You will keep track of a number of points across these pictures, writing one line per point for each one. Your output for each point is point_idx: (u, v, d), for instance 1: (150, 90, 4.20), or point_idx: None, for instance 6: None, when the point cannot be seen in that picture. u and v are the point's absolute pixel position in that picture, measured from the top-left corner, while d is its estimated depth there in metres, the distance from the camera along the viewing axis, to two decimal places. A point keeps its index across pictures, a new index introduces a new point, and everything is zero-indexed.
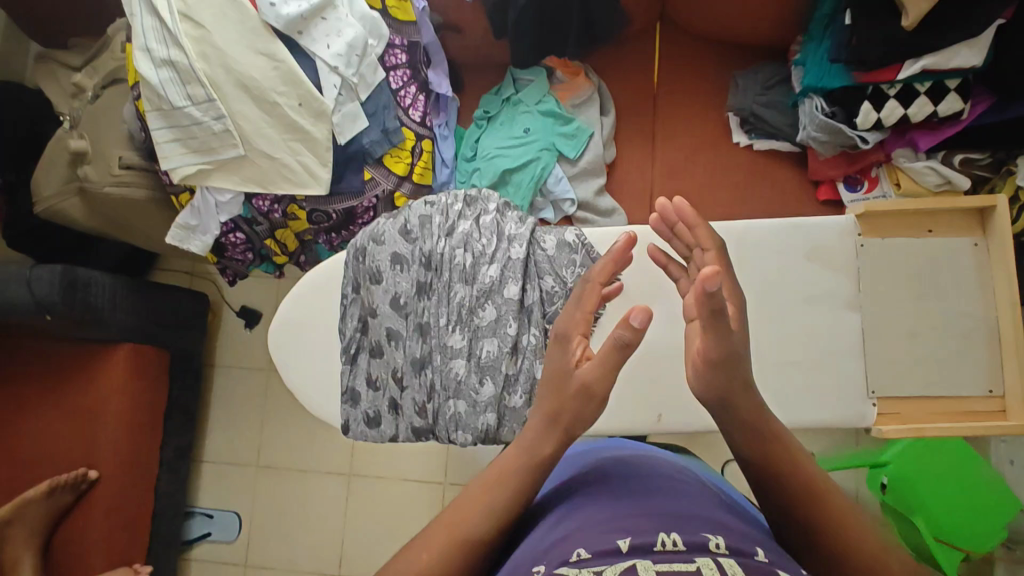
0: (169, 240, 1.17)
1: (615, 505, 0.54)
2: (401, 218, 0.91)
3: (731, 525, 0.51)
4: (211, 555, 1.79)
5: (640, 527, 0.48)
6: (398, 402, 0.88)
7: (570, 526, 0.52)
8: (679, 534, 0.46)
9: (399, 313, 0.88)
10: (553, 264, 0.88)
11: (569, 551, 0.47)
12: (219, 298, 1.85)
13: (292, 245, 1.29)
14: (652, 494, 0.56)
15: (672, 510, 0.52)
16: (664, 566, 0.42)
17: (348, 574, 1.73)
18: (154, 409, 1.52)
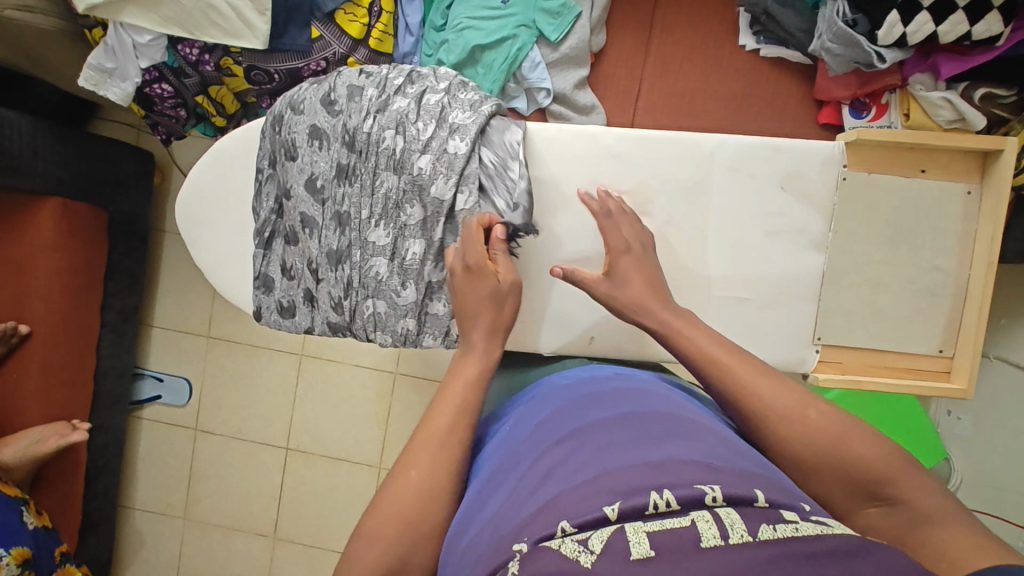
0: (82, 82, 1.03)
1: (591, 458, 0.52)
2: (326, 86, 0.82)
3: (725, 465, 0.49)
4: (162, 416, 1.82)
5: (625, 486, 0.46)
6: (314, 294, 0.83)
7: (548, 490, 0.50)
8: (671, 490, 0.45)
9: (317, 196, 0.81)
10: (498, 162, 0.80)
11: (550, 521, 0.45)
12: (167, 159, 1.71)
13: (231, 107, 1.16)
14: (625, 443, 0.53)
15: (661, 457, 0.50)
16: (656, 524, 0.42)
17: (296, 447, 1.78)
18: (93, 269, 1.46)
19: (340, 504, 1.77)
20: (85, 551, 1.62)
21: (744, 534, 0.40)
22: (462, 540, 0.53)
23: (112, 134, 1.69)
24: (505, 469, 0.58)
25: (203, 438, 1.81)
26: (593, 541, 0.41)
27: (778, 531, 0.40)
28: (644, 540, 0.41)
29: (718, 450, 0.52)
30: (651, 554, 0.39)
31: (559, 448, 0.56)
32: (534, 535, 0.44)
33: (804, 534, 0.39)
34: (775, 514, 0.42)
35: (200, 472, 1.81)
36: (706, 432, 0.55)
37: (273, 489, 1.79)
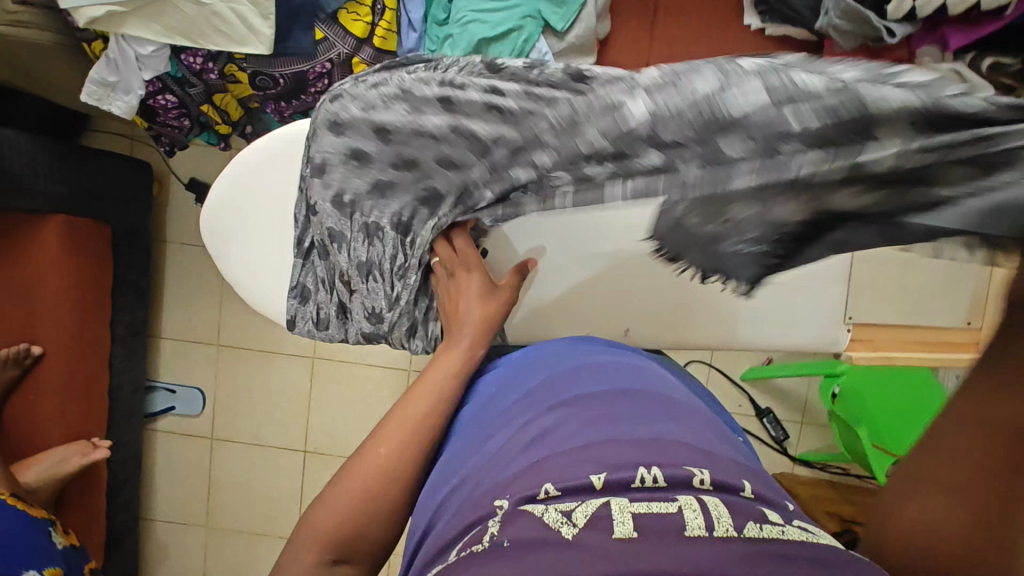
0: (84, 98, 1.01)
1: (586, 430, 0.53)
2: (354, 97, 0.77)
3: (718, 454, 0.51)
4: (178, 427, 1.81)
5: (615, 458, 0.48)
6: (349, 306, 0.85)
7: (537, 452, 0.52)
8: (660, 469, 0.47)
9: (343, 211, 0.80)
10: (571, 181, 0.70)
11: (535, 484, 0.47)
12: (164, 168, 1.69)
13: (235, 113, 1.14)
14: (617, 417, 0.55)
15: (653, 436, 0.52)
16: (641, 506, 0.43)
17: (315, 450, 1.79)
18: (100, 284, 1.44)
19: None
20: (111, 567, 1.62)
21: (729, 529, 0.40)
22: (444, 491, 0.58)
23: (106, 146, 1.65)
24: (493, 435, 0.61)
25: (220, 446, 1.81)
26: (576, 513, 0.42)
27: (763, 531, 0.40)
28: (629, 520, 0.41)
29: (710, 441, 0.54)
30: (634, 534, 0.40)
31: (549, 414, 0.58)
32: (518, 496, 0.46)
33: (792, 538, 0.40)
34: (760, 512, 0.43)
35: (220, 480, 1.81)
36: (694, 417, 0.58)
37: (295, 492, 1.79)
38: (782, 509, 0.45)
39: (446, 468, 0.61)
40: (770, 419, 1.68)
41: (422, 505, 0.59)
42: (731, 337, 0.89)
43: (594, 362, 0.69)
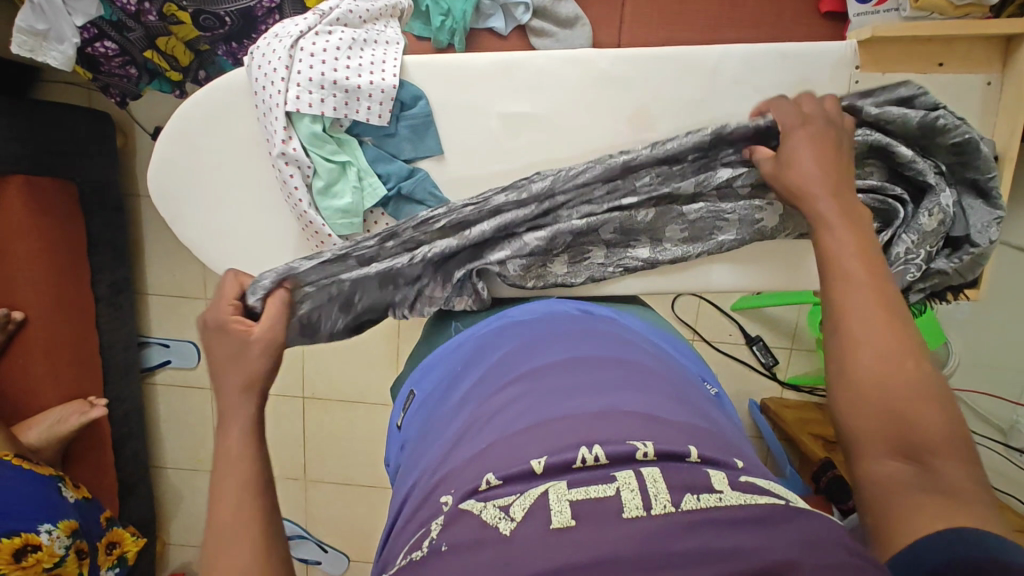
0: (15, 50, 0.94)
1: (530, 409, 0.57)
2: None
3: (666, 419, 0.56)
4: (175, 379, 1.84)
5: (558, 440, 0.52)
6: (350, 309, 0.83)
7: (486, 436, 0.56)
8: (601, 447, 0.50)
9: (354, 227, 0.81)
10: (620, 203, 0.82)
11: (478, 474, 0.52)
12: (126, 117, 1.61)
13: (184, 59, 1.06)
14: (567, 388, 0.59)
15: (601, 407, 0.56)
16: (580, 492, 0.47)
17: (312, 395, 1.82)
18: (74, 245, 1.41)
19: (364, 441, 1.85)
20: (127, 513, 1.70)
21: (666, 505, 0.45)
22: (412, 478, 0.63)
23: (61, 97, 1.57)
24: (453, 412, 0.66)
25: (220, 395, 1.84)
26: (514, 507, 0.47)
27: (701, 502, 0.45)
28: (566, 509, 0.45)
29: (658, 401, 0.58)
30: (572, 523, 0.44)
31: (503, 392, 0.62)
32: (464, 488, 0.51)
33: (726, 505, 0.45)
34: (705, 481, 0.48)
35: (223, 428, 1.86)
36: (647, 379, 0.62)
37: (297, 435, 1.85)
38: (724, 471, 0.51)
39: (415, 453, 0.67)
40: (760, 346, 1.70)
41: (399, 489, 0.65)
42: (707, 279, 0.89)
43: (553, 329, 0.71)
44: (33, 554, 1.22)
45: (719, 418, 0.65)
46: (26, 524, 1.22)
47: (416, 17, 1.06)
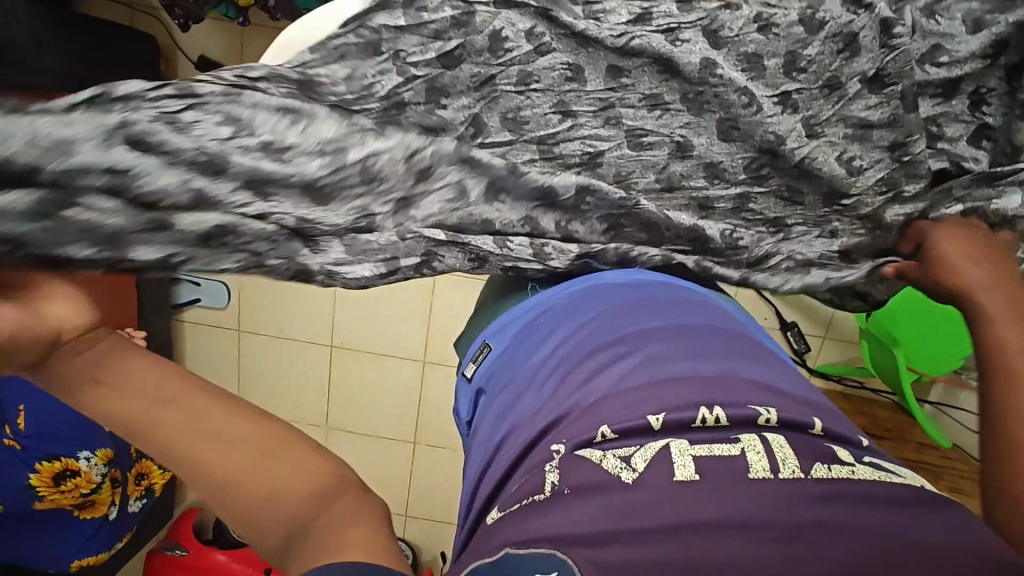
0: None
1: (642, 367, 0.55)
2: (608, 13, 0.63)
3: (783, 389, 0.54)
4: (204, 319, 1.82)
5: (672, 398, 0.51)
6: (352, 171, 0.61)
7: (593, 390, 0.55)
8: (723, 408, 0.49)
9: (494, 39, 0.62)
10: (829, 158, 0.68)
11: (592, 426, 0.50)
12: (169, 43, 1.55)
13: None
14: (677, 355, 0.56)
15: (719, 371, 0.54)
16: (703, 449, 0.46)
17: (341, 345, 1.82)
18: None
19: (389, 393, 1.85)
20: None
21: (795, 471, 0.44)
22: (498, 434, 0.60)
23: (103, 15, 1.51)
24: (542, 373, 0.60)
25: (248, 338, 1.83)
26: (635, 458, 0.46)
27: (831, 472, 0.44)
28: (690, 463, 0.45)
29: (765, 372, 0.56)
30: (695, 478, 0.44)
31: (608, 353, 0.58)
32: (576, 438, 0.50)
33: (859, 478, 0.44)
34: (830, 452, 0.47)
35: (249, 369, 1.86)
36: (756, 351, 0.60)
37: (323, 383, 1.86)
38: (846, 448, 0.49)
39: (490, 416, 0.63)
40: (794, 332, 1.70)
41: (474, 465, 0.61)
42: None
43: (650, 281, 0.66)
44: (72, 479, 1.27)
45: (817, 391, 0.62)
46: (66, 448, 1.26)
47: None
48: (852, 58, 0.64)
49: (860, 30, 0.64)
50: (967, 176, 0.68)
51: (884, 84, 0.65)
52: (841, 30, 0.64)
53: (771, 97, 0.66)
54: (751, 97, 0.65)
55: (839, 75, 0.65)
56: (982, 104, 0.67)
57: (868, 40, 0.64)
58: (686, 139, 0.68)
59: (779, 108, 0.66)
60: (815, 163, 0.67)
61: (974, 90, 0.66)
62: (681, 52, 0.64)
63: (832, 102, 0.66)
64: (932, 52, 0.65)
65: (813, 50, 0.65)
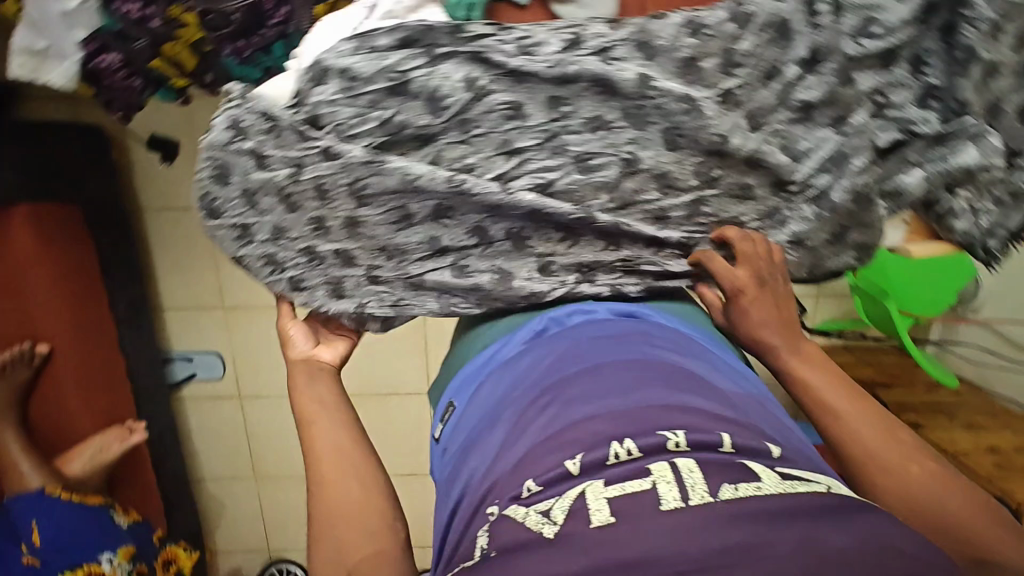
0: (21, 74, 0.95)
1: (562, 413, 0.61)
2: (516, 29, 0.64)
3: (689, 406, 0.59)
4: (202, 393, 1.79)
5: (584, 442, 0.57)
6: (286, 213, 0.65)
7: (525, 447, 0.61)
8: (634, 440, 0.56)
9: (432, 98, 0.62)
10: (784, 139, 0.67)
11: (519, 483, 0.57)
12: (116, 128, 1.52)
13: (192, 65, 0.98)
14: (598, 391, 0.62)
15: (631, 404, 0.59)
16: (616, 489, 0.52)
17: (346, 392, 1.81)
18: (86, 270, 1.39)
19: (398, 430, 1.85)
20: (179, 527, 1.70)
21: (704, 496, 0.50)
22: (450, 504, 0.67)
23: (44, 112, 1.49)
24: (477, 453, 0.67)
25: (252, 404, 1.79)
26: (555, 511, 0.52)
27: (737, 491, 0.50)
28: (605, 507, 0.51)
29: (683, 390, 0.62)
30: (611, 520, 0.49)
31: (539, 410, 0.63)
32: (506, 496, 0.57)
33: (764, 493, 0.50)
34: (740, 467, 0.53)
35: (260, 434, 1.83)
36: (669, 369, 0.64)
37: None
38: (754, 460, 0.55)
39: (447, 478, 0.72)
40: None
41: (439, 506, 0.70)
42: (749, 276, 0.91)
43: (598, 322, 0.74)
44: None
45: (769, 415, 0.66)
46: (85, 554, 1.24)
47: None
48: (788, 44, 0.65)
49: (790, 16, 0.64)
50: (920, 141, 0.68)
51: (818, 63, 0.65)
52: (771, 19, 0.64)
53: (711, 95, 0.65)
54: (692, 105, 0.65)
55: (776, 62, 0.65)
56: (921, 66, 0.67)
57: (798, 23, 0.64)
58: (640, 154, 0.66)
59: (720, 108, 0.65)
60: (761, 156, 0.67)
61: (911, 55, 0.66)
62: (615, 72, 0.63)
63: (775, 89, 0.66)
64: (865, 25, 0.65)
65: (749, 44, 0.65)
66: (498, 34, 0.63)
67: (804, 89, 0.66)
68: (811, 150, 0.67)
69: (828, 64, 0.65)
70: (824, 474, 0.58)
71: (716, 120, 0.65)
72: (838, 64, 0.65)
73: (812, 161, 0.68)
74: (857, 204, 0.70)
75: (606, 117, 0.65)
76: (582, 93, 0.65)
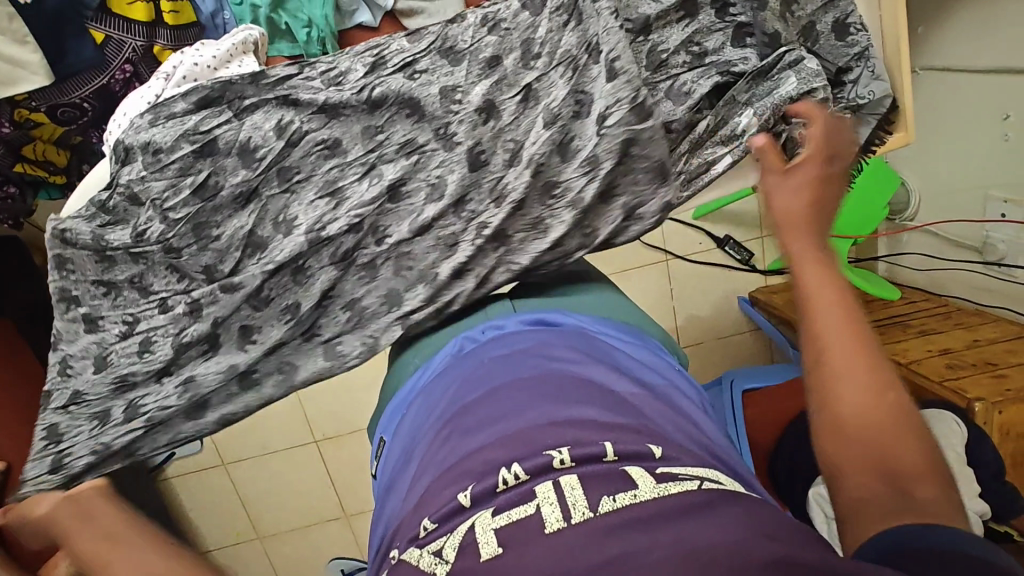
0: None
1: (465, 439, 0.58)
2: (317, 64, 0.65)
3: (580, 418, 0.57)
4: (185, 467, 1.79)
5: (474, 470, 0.53)
6: (139, 295, 0.67)
7: (426, 484, 0.57)
8: (520, 463, 0.52)
9: (245, 151, 0.63)
10: (594, 114, 0.64)
11: (417, 522, 0.53)
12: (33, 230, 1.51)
13: (61, 159, 0.98)
14: (498, 414, 0.59)
15: (518, 424, 0.57)
16: (502, 517, 0.48)
17: (324, 437, 1.81)
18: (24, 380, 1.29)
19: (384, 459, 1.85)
20: None
21: (584, 513, 0.46)
22: (377, 541, 0.67)
23: None
24: (395, 494, 0.66)
25: (235, 468, 1.80)
26: (447, 548, 0.48)
27: (616, 502, 0.47)
28: (491, 538, 0.47)
29: (582, 404, 0.59)
30: (498, 551, 0.45)
31: (438, 439, 0.62)
32: (405, 538, 0.52)
33: (641, 501, 0.46)
34: (620, 473, 0.49)
35: (252, 495, 1.83)
36: (568, 386, 0.62)
37: (323, 478, 1.85)
38: (634, 462, 0.51)
39: (376, 519, 0.71)
40: (731, 245, 1.74)
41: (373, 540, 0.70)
42: None
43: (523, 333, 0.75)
44: None
45: (674, 416, 0.64)
46: None
47: (282, 37, 1.01)
48: (582, 25, 0.65)
49: None
50: (742, 80, 0.70)
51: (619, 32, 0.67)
52: (561, 2, 0.66)
53: (513, 95, 0.65)
54: (490, 110, 0.65)
55: (584, 38, 0.65)
56: (727, 8, 0.72)
57: (586, 3, 0.65)
58: (460, 159, 0.64)
59: (521, 102, 0.65)
60: (570, 137, 0.64)
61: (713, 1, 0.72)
62: (419, 86, 0.64)
63: (579, 67, 0.65)
64: None
65: (542, 32, 0.66)
66: (302, 71, 0.64)
67: (610, 56, 0.64)
68: (641, 102, 0.63)
69: (630, 27, 0.70)
70: (707, 467, 0.54)
71: (522, 116, 0.65)
72: (635, 24, 0.70)
73: (616, 123, 0.63)
74: (689, 151, 0.71)
75: (416, 136, 0.64)
76: (389, 114, 0.64)
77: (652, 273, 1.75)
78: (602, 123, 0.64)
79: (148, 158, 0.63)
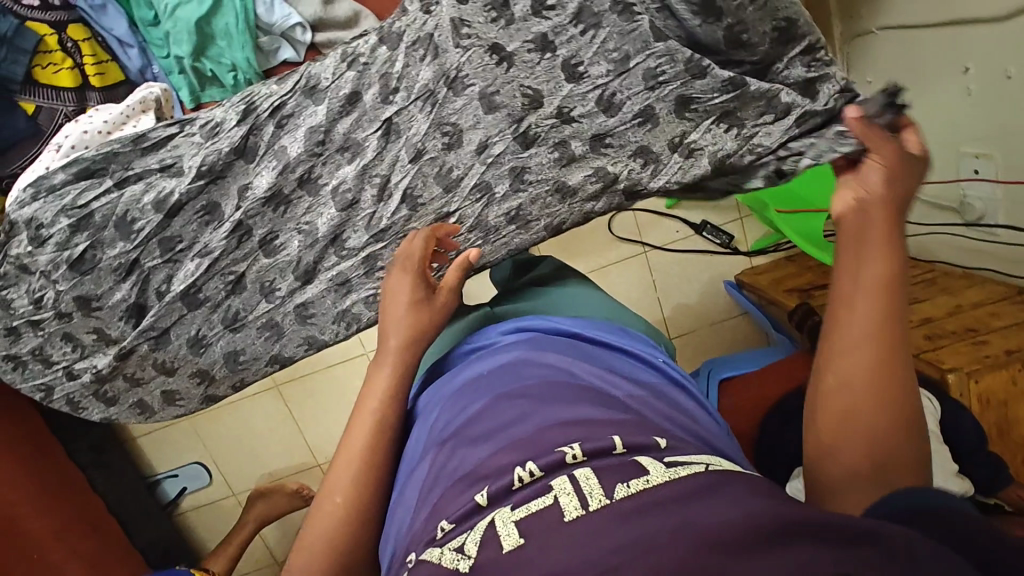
0: None
1: (483, 436, 0.49)
2: (191, 125, 0.69)
3: (593, 417, 0.48)
4: (199, 500, 1.79)
5: (492, 467, 0.45)
6: (48, 350, 0.73)
7: (437, 487, 0.49)
8: (535, 460, 0.44)
9: (122, 223, 0.68)
10: (456, 154, 0.71)
11: (433, 524, 0.44)
12: None
13: None
14: (505, 416, 0.50)
15: (535, 424, 0.48)
16: (522, 509, 0.40)
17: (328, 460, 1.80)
18: (33, 426, 1.35)
19: None
20: None
21: (601, 499, 0.39)
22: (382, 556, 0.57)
23: None
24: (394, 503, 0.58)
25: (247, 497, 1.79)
26: (468, 544, 0.40)
27: (631, 488, 0.39)
28: (512, 528, 0.39)
29: (582, 405, 0.51)
30: (522, 541, 0.38)
31: (441, 442, 0.53)
32: (421, 542, 0.44)
33: (656, 485, 0.39)
34: (635, 463, 0.42)
35: None
36: (576, 385, 0.54)
37: None
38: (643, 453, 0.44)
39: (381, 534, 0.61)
40: (709, 229, 1.71)
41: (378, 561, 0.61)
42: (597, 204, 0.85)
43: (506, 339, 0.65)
44: None
45: (674, 411, 0.56)
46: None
47: (211, 83, 1.02)
48: (438, 58, 0.68)
49: (434, 31, 0.68)
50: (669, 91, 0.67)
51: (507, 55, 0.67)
52: (417, 36, 0.68)
53: (373, 130, 0.70)
54: (353, 147, 0.71)
55: (459, 66, 0.68)
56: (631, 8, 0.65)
57: (442, 37, 0.68)
58: (339, 200, 0.72)
59: (383, 138, 0.71)
60: (445, 167, 0.71)
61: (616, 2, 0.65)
62: (286, 138, 0.70)
63: (446, 96, 0.69)
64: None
65: (400, 66, 0.69)
66: (182, 130, 0.69)
67: (477, 85, 0.68)
68: (531, 132, 0.70)
69: (519, 49, 0.67)
70: (716, 457, 0.46)
71: (387, 156, 0.71)
72: (534, 43, 0.67)
73: (499, 155, 0.70)
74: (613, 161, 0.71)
75: (282, 191, 0.70)
76: (264, 165, 0.70)
77: (632, 266, 1.72)
78: (488, 155, 0.70)
79: (31, 233, 0.67)
